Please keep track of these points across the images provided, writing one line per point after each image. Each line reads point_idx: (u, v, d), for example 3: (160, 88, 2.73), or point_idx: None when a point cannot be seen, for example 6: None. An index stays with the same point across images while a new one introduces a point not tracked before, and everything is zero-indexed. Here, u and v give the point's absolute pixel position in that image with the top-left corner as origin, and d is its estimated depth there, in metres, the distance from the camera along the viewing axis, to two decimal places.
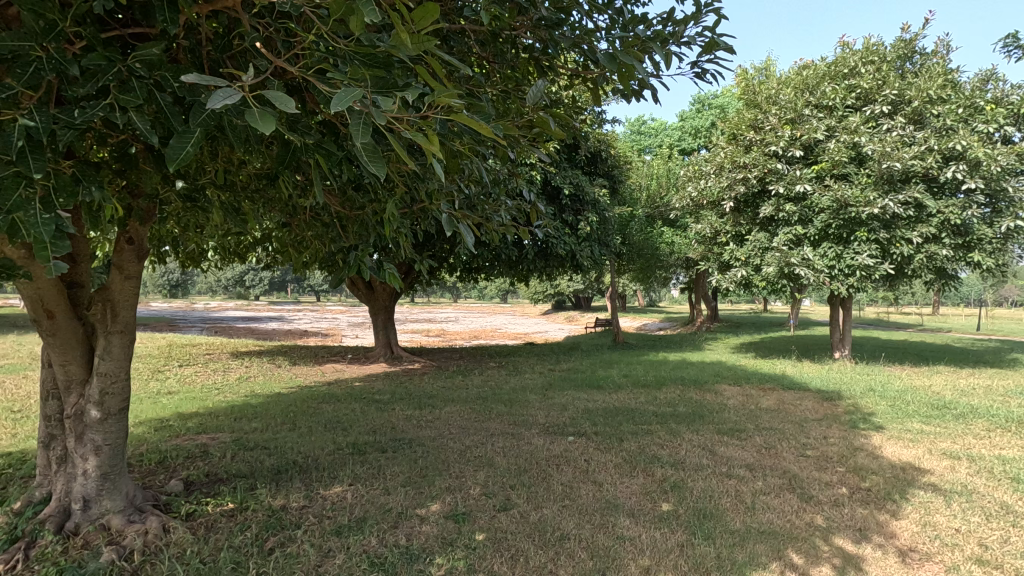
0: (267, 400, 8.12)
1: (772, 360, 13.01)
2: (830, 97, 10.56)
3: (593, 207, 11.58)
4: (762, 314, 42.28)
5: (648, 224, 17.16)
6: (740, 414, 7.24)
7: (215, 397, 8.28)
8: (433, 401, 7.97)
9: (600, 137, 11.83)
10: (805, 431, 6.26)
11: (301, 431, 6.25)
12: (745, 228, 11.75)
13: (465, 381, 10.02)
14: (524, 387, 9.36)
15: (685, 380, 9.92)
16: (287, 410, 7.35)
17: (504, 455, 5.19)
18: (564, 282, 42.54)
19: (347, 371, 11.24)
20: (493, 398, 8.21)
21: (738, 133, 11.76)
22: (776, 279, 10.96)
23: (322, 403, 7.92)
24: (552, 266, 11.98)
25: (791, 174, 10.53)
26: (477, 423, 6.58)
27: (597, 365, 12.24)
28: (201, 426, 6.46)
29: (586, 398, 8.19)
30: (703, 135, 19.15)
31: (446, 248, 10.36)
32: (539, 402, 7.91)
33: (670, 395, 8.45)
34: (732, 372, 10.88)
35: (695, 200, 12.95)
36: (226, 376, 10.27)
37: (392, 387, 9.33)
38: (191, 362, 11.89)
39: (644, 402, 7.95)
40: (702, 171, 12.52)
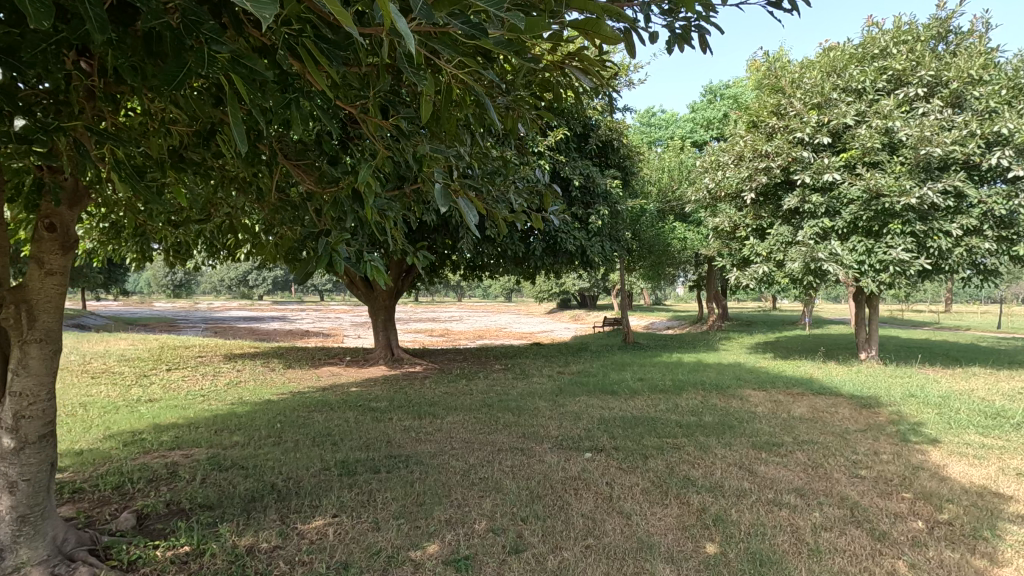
0: (254, 409, 7.47)
1: (794, 361, 12.28)
2: (859, 79, 9.82)
3: (605, 200, 10.90)
4: (772, 313, 41.23)
5: (659, 219, 16.45)
6: (773, 424, 6.54)
7: (198, 406, 7.63)
8: (435, 410, 7.30)
9: (611, 125, 11.13)
10: (852, 445, 5.56)
11: (286, 446, 5.60)
12: (767, 221, 11.04)
13: (469, 386, 9.36)
14: (533, 393, 8.69)
15: (706, 385, 9.23)
16: (273, 421, 6.70)
17: (514, 478, 4.53)
18: (570, 281, 41.84)
19: (344, 375, 10.59)
20: (500, 406, 7.53)
21: (758, 120, 11.04)
22: (801, 276, 10.26)
23: (314, 412, 7.27)
24: (560, 263, 11.31)
25: (818, 162, 9.79)
26: (482, 436, 5.90)
27: (609, 368, 11.55)
28: (176, 440, 5.81)
29: (601, 406, 7.51)
30: (716, 127, 18.40)
31: (450, 244, 9.70)
32: (550, 411, 7.22)
33: (692, 402, 7.76)
34: (755, 376, 10.17)
35: (711, 192, 12.24)
36: (214, 381, 9.63)
37: (391, 393, 8.66)
38: (180, 366, 11.25)
39: (664, 410, 7.25)
40: (719, 162, 11.80)
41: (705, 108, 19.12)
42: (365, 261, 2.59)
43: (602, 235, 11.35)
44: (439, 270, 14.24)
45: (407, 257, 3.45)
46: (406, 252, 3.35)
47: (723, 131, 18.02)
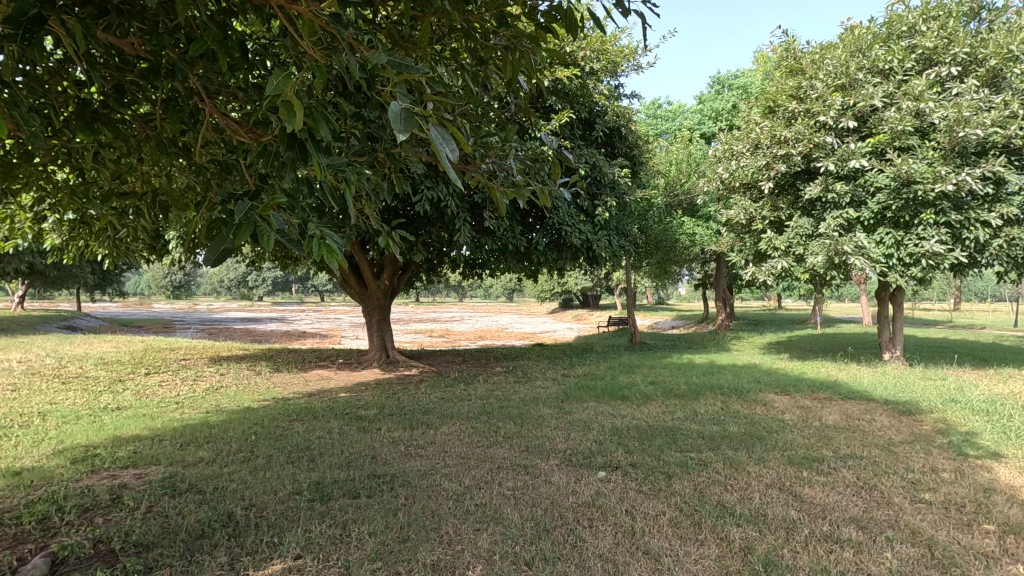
0: (230, 418, 6.78)
1: (813, 362, 11.58)
2: (886, 59, 9.11)
3: (612, 191, 10.21)
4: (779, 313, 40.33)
5: (667, 213, 15.76)
6: (807, 435, 5.83)
7: (169, 415, 6.95)
8: (428, 418, 6.60)
9: (619, 111, 10.42)
10: (902, 460, 4.87)
11: (256, 463, 4.91)
12: (785, 213, 10.35)
13: (468, 391, 8.66)
14: (538, 398, 7.99)
15: (724, 388, 8.54)
16: (248, 433, 6.02)
17: (515, 505, 3.84)
18: (573, 280, 41.10)
19: (334, 379, 9.90)
20: (500, 414, 6.84)
21: (776, 105, 10.32)
22: (823, 271, 9.57)
23: (295, 422, 6.58)
24: (565, 259, 10.62)
25: (844, 147, 9.06)
26: (481, 451, 5.21)
27: (617, 370, 10.84)
28: (132, 457, 5.12)
29: (613, 414, 6.81)
30: (724, 118, 17.70)
31: (446, 239, 9.03)
32: (556, 420, 6.51)
33: (713, 409, 7.05)
34: (776, 379, 9.45)
35: (724, 183, 11.53)
36: (193, 387, 8.94)
37: (382, 399, 7.97)
38: (160, 369, 10.54)
39: (683, 418, 6.54)
40: (732, 151, 11.09)
41: (713, 98, 18.40)
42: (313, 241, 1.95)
43: (609, 228, 10.67)
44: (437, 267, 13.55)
45: (390, 250, 2.85)
46: (387, 242, 2.74)
47: (732, 122, 17.30)
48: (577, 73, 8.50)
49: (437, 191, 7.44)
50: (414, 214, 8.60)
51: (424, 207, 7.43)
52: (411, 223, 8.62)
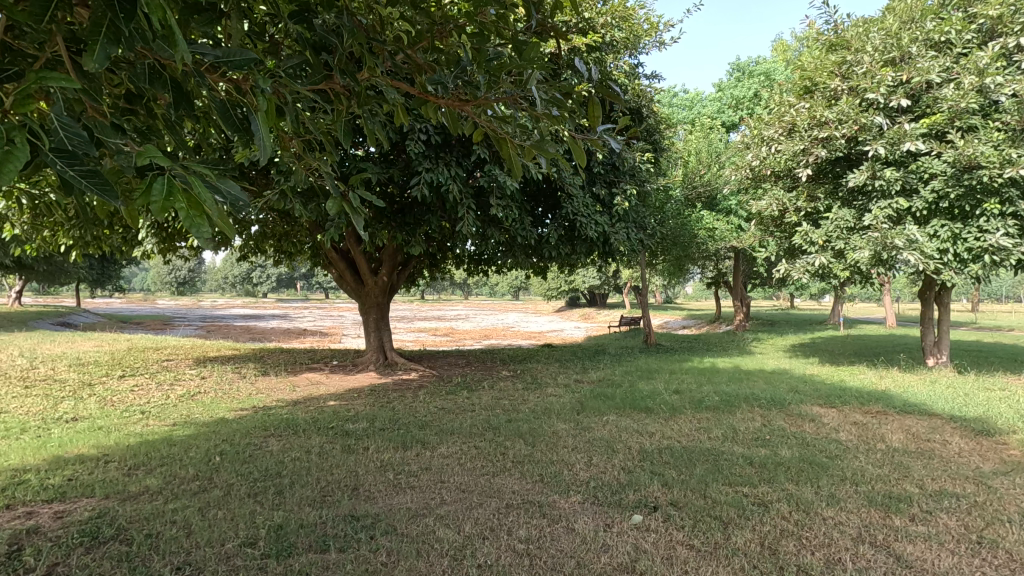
0: (198, 432, 5.88)
1: (849, 368, 10.58)
2: (943, 29, 8.11)
3: (631, 180, 9.29)
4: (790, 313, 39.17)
5: (684, 207, 14.82)
6: (875, 461, 4.88)
7: (129, 428, 6.05)
8: (424, 435, 5.70)
9: (639, 90, 9.45)
10: (1009, 500, 3.93)
11: (210, 498, 4.01)
12: (823, 203, 9.35)
13: (472, 400, 7.74)
14: (550, 410, 7.05)
15: (759, 398, 7.59)
16: (212, 452, 5.12)
17: (529, 570, 2.91)
18: (580, 277, 40.20)
19: (325, 384, 9.01)
20: (508, 429, 5.91)
21: (814, 83, 9.32)
22: (868, 268, 8.58)
23: (271, 438, 5.68)
24: (578, 254, 9.70)
25: (895, 128, 8.05)
26: (486, 481, 4.30)
27: (635, 376, 9.88)
28: (64, 485, 4.23)
29: (638, 432, 5.87)
30: (745, 107, 16.71)
31: (447, 230, 8.14)
32: (573, 438, 5.58)
33: (755, 425, 6.09)
34: (816, 387, 8.46)
35: (752, 172, 10.56)
36: (167, 392, 8.06)
37: (374, 410, 7.06)
38: (136, 372, 9.66)
39: (722, 438, 5.60)
40: (762, 135, 10.11)
41: (733, 86, 17.40)
42: (147, 180, 1.09)
43: (627, 221, 9.73)
44: (439, 262, 12.66)
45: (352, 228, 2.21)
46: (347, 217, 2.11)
47: (754, 111, 16.33)
48: (596, 44, 7.55)
49: (436, 173, 6.52)
50: (412, 202, 7.70)
51: (421, 192, 6.52)
52: (409, 212, 7.68)
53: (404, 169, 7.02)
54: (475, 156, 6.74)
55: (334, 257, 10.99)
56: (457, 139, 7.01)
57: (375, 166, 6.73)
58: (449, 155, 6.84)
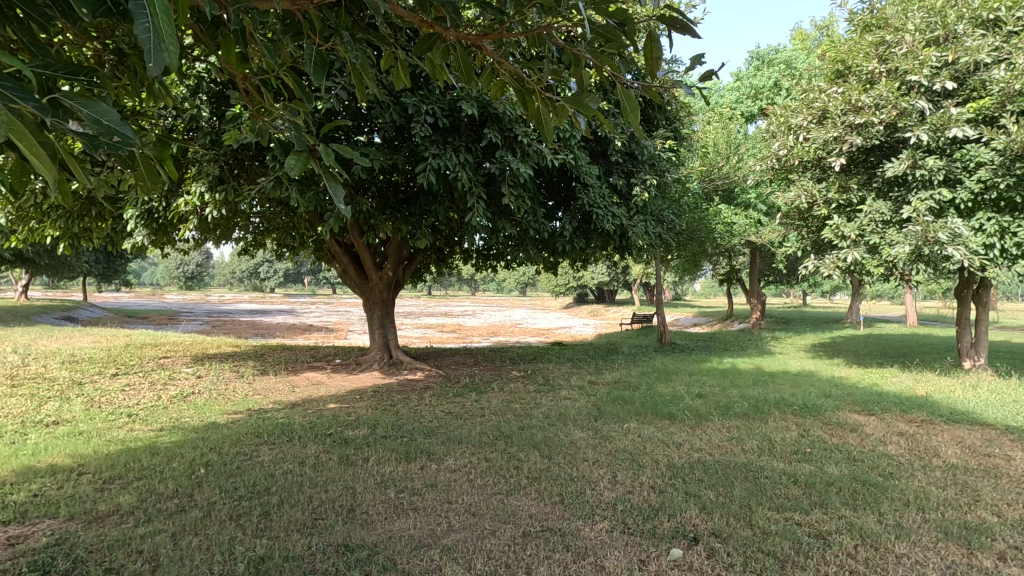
0: (186, 440, 5.41)
1: (882, 371, 9.98)
2: (994, 5, 7.47)
3: (651, 169, 8.75)
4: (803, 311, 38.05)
5: (702, 200, 14.25)
6: (935, 480, 4.35)
7: (112, 434, 5.59)
8: (430, 444, 5.21)
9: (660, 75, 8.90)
10: None
11: (187, 519, 3.55)
12: (857, 195, 8.75)
13: (481, 404, 7.25)
14: (566, 416, 6.54)
15: (791, 404, 7.05)
16: (197, 464, 4.66)
17: None
18: (589, 273, 39.65)
19: (327, 385, 8.54)
20: (522, 438, 5.42)
21: (848, 66, 8.73)
22: (907, 264, 7.98)
23: (263, 447, 5.20)
24: (593, 248, 9.18)
25: (939, 113, 7.45)
26: (499, 503, 3.81)
27: (653, 378, 9.35)
28: (28, 502, 3.79)
29: (664, 442, 5.35)
30: (765, 97, 16.09)
31: (455, 221, 7.65)
32: (594, 450, 5.08)
33: (793, 436, 5.56)
34: (850, 392, 7.89)
35: (778, 163, 9.97)
36: (159, 393, 7.62)
37: (377, 414, 6.58)
38: (130, 370, 9.24)
39: (758, 451, 5.07)
40: (790, 123, 9.52)
41: (752, 76, 16.77)
42: None
43: (645, 213, 9.20)
44: (446, 256, 12.17)
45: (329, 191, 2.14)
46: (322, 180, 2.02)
47: (775, 101, 15.72)
48: None
49: (444, 159, 6.01)
50: (418, 191, 7.22)
51: (427, 179, 6.02)
52: (414, 201, 7.19)
53: (409, 155, 6.52)
54: (486, 141, 6.23)
55: (337, 252, 10.52)
56: (466, 123, 6.50)
57: (378, 152, 6.24)
58: (458, 140, 6.32)
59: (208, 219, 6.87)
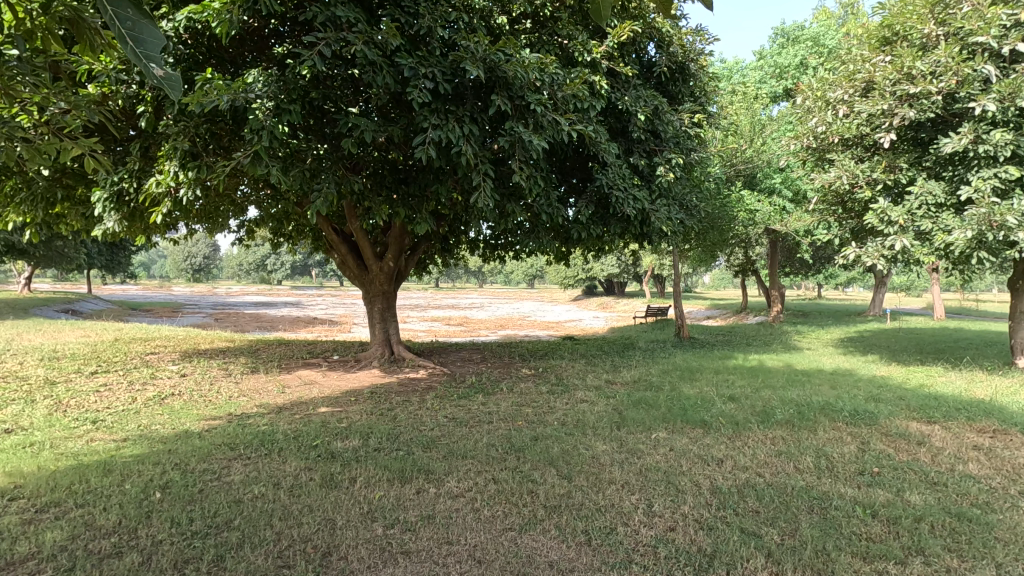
0: (149, 453, 4.71)
1: (925, 370, 9.14)
2: None
3: (676, 147, 7.90)
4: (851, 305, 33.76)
5: (723, 185, 13.39)
6: None
7: (67, 445, 4.89)
8: (429, 460, 4.47)
9: (687, 43, 8.05)
10: None
11: (122, 566, 2.84)
12: (905, 175, 7.88)
13: (489, 408, 6.49)
14: (585, 423, 5.78)
15: (839, 410, 6.24)
16: (152, 486, 3.95)
17: None
18: (598, 264, 38.80)
19: (320, 385, 7.82)
20: (535, 453, 4.66)
21: (899, 31, 7.83)
22: (966, 251, 7.12)
23: (235, 464, 4.47)
24: (611, 236, 8.37)
25: (1009, 80, 6.58)
26: (511, 547, 3.07)
27: (676, 378, 8.55)
28: None
29: (703, 459, 4.57)
30: (790, 76, 15.15)
31: (460, 204, 6.89)
32: (621, 469, 4.31)
33: (853, 451, 4.76)
34: (900, 395, 7.06)
35: (814, 141, 9.10)
36: (134, 395, 6.92)
37: (371, 421, 5.84)
38: (110, 369, 8.56)
39: (817, 470, 4.30)
40: (828, 96, 8.65)
41: (776, 54, 15.84)
42: None
43: (668, 197, 8.37)
44: (451, 245, 11.41)
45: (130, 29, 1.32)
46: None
47: (801, 80, 14.80)
48: None
49: (446, 130, 5.23)
50: (417, 170, 6.44)
51: (426, 153, 5.24)
52: (414, 182, 6.42)
53: (406, 127, 5.75)
54: (493, 109, 5.43)
55: (336, 240, 9.77)
56: (472, 90, 5.70)
57: (371, 123, 5.48)
58: (461, 109, 5.54)
59: (183, 202, 6.13)
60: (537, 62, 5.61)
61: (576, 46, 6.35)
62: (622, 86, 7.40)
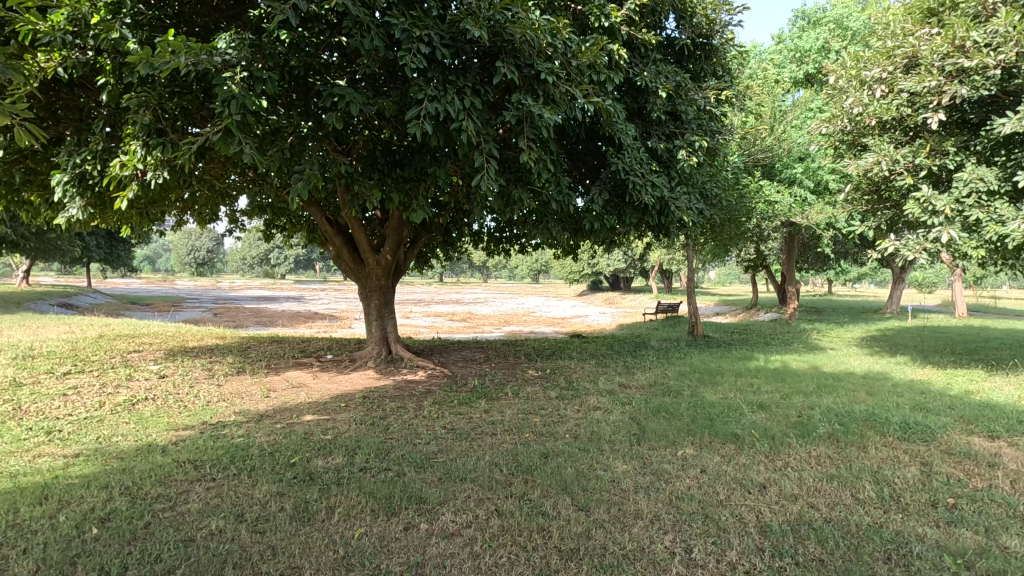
0: (99, 474, 4.06)
1: (967, 373, 8.41)
2: None
3: (699, 129, 7.19)
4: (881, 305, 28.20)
5: (742, 175, 12.64)
6: None
7: (7, 462, 4.26)
8: (420, 486, 3.81)
9: (712, 13, 7.30)
10: None
11: None
12: (953, 160, 7.13)
13: (492, 417, 5.82)
14: (600, 437, 5.10)
15: (886, 421, 5.53)
16: (89, 519, 3.30)
17: None
18: (605, 258, 38.07)
19: (309, 389, 7.17)
20: (546, 476, 4.00)
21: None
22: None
23: (196, 488, 3.82)
24: (625, 227, 7.68)
25: None
26: None
27: (696, 382, 7.86)
28: None
29: (742, 486, 3.91)
30: (812, 61, 14.36)
31: (461, 190, 6.19)
32: (648, 499, 3.64)
33: (915, 475, 4.08)
34: (949, 404, 6.35)
35: (847, 124, 8.34)
36: (103, 399, 6.29)
37: (359, 433, 5.19)
38: (85, 369, 7.94)
39: (882, 501, 3.61)
40: (865, 75, 7.88)
41: (795, 38, 15.04)
42: None
43: (688, 185, 7.66)
44: (453, 237, 10.75)
45: None
46: None
47: (823, 65, 14.01)
48: None
49: (444, 102, 4.55)
50: (413, 152, 5.74)
51: (422, 129, 4.56)
52: (410, 164, 5.73)
53: (400, 100, 5.05)
54: (499, 79, 4.75)
55: (329, 231, 9.07)
56: (474, 58, 5.02)
57: (359, 94, 4.80)
58: (462, 79, 4.86)
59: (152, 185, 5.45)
60: (550, 26, 4.91)
61: (592, 10, 5.65)
62: (641, 60, 6.68)
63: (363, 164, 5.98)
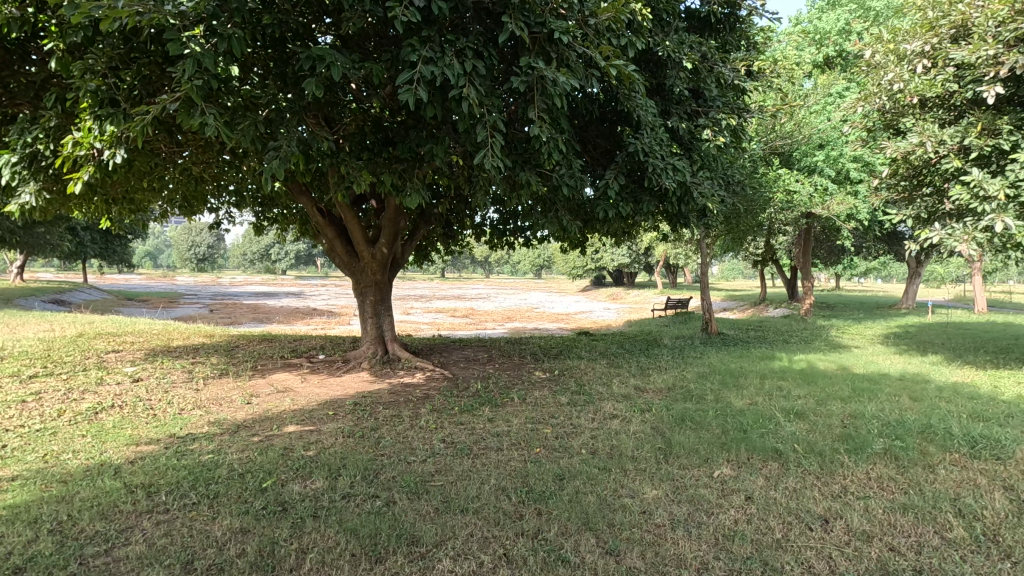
0: (31, 504, 3.40)
1: (1012, 375, 7.71)
2: None
3: (725, 107, 6.48)
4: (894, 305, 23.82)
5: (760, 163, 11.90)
6: None
7: None
8: (412, 521, 3.16)
9: None
10: None
11: None
12: (1008, 138, 6.40)
13: (497, 428, 5.16)
14: (621, 454, 4.43)
15: (945, 433, 4.85)
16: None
17: None
18: (609, 253, 37.32)
19: (296, 394, 6.51)
20: (563, 506, 3.35)
21: None
22: None
23: (142, 525, 3.17)
24: (642, 216, 6.98)
25: None
26: None
27: (718, 385, 7.19)
28: None
29: (801, 519, 3.25)
30: (832, 43, 13.61)
31: (462, 174, 5.50)
32: (690, 539, 2.98)
33: (1003, 505, 3.41)
34: (1008, 412, 5.67)
35: (884, 103, 7.61)
36: (63, 407, 5.63)
37: (345, 448, 4.53)
38: (55, 372, 7.29)
39: (976, 543, 2.94)
40: (907, 47, 7.15)
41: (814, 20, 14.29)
42: None
43: (712, 169, 6.96)
44: (454, 229, 10.06)
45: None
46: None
47: (844, 48, 13.26)
48: None
49: (442, 65, 3.86)
50: (407, 128, 5.05)
51: (415, 96, 3.89)
52: (404, 142, 5.04)
53: (391, 66, 4.37)
54: (505, 38, 4.07)
55: (321, 221, 8.38)
56: (477, 17, 4.34)
57: (342, 57, 4.12)
58: (463, 40, 4.18)
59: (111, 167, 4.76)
60: None
61: None
62: (663, 28, 5.98)
63: (351, 143, 5.28)
